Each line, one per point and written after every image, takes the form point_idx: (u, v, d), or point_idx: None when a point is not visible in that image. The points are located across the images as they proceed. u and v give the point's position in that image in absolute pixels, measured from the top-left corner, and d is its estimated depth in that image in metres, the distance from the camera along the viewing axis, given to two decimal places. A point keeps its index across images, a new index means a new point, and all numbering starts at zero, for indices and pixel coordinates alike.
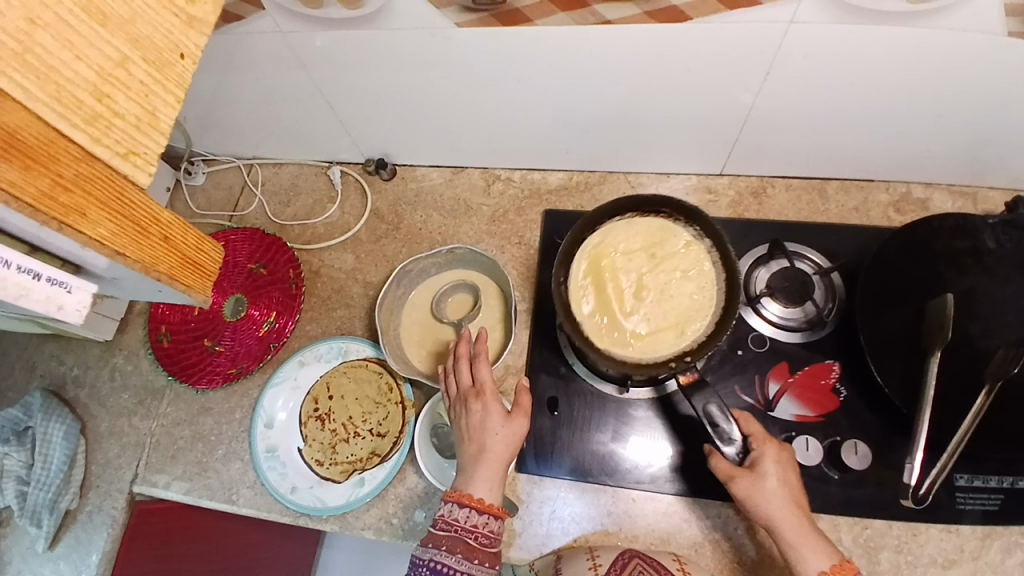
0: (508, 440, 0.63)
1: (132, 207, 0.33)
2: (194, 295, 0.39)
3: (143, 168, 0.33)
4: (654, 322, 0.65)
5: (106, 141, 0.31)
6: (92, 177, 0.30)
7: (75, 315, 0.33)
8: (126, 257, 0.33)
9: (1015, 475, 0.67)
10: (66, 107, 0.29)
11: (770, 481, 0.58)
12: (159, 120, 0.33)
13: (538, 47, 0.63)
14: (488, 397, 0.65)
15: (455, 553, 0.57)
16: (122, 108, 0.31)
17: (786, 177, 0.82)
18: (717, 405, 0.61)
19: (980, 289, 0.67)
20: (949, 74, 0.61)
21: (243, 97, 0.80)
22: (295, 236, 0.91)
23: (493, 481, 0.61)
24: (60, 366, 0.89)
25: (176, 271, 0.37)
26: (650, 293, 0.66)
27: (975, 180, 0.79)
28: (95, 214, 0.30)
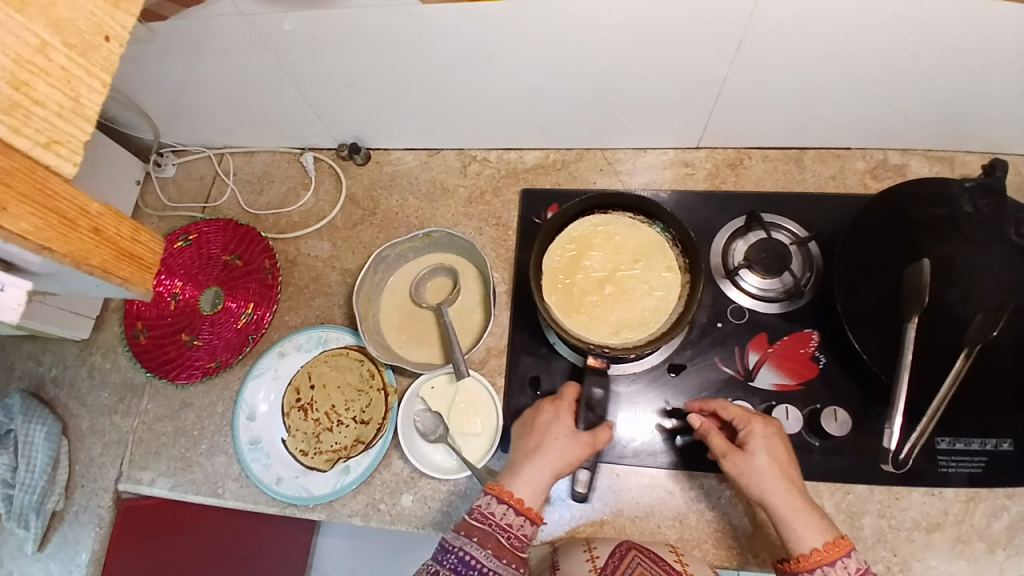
0: (566, 449, 0.62)
1: (56, 198, 0.32)
2: (134, 289, 0.38)
3: (68, 159, 0.32)
4: (603, 311, 0.70)
5: (26, 130, 0.31)
6: (11, 170, 0.30)
7: (12, 315, 0.33)
8: (54, 251, 0.32)
9: (997, 437, 0.69)
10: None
11: (760, 457, 0.58)
12: (85, 105, 0.33)
13: (508, 21, 0.62)
14: (565, 406, 0.65)
15: (484, 548, 0.57)
16: (42, 96, 0.31)
17: (763, 148, 0.82)
18: (602, 393, 0.65)
19: (958, 257, 0.67)
20: (926, 38, 0.60)
21: (208, 85, 0.78)
22: (269, 225, 0.89)
23: (539, 485, 0.60)
24: (38, 367, 0.87)
25: (111, 264, 0.36)
26: (614, 298, 0.70)
27: (953, 144, 0.78)
28: (15, 208, 0.30)
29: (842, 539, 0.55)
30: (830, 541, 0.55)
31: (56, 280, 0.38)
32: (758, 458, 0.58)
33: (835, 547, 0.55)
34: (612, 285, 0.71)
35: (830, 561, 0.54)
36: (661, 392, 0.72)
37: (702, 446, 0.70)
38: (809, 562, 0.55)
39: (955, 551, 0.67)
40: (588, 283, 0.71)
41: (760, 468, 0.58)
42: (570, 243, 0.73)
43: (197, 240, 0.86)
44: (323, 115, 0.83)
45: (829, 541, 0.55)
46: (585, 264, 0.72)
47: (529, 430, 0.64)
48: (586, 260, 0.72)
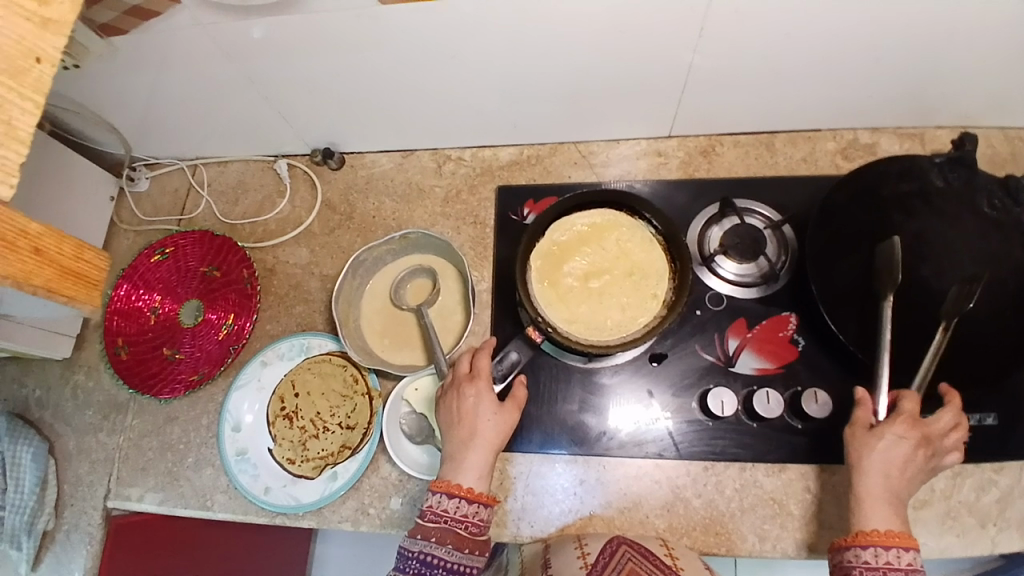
0: (499, 426, 0.64)
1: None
2: (81, 307, 0.37)
3: (4, 180, 0.33)
4: (582, 305, 0.69)
5: None
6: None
7: None
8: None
9: (980, 412, 0.70)
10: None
11: (886, 440, 0.59)
12: (18, 129, 0.34)
13: (470, 19, 0.62)
14: (485, 385, 0.66)
15: (445, 544, 0.58)
16: None
17: (734, 134, 0.82)
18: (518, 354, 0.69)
19: (929, 231, 0.67)
20: (884, 16, 0.61)
21: (173, 98, 0.77)
22: (247, 235, 0.89)
23: (482, 469, 0.62)
24: (22, 389, 0.87)
25: (54, 284, 0.35)
26: (588, 308, 0.69)
27: (922, 121, 0.79)
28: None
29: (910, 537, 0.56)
30: (898, 532, 0.56)
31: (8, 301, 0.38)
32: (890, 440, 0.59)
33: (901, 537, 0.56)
34: (596, 282, 0.70)
35: (886, 545, 0.56)
36: (645, 382, 0.72)
37: (687, 433, 0.70)
38: (867, 538, 0.56)
39: (944, 526, 0.68)
40: (574, 274, 0.71)
41: (883, 450, 0.59)
42: (565, 238, 0.72)
43: (174, 252, 0.86)
44: (294, 122, 0.82)
45: (897, 531, 0.56)
46: (576, 256, 0.71)
47: (455, 416, 0.64)
48: (578, 253, 0.71)
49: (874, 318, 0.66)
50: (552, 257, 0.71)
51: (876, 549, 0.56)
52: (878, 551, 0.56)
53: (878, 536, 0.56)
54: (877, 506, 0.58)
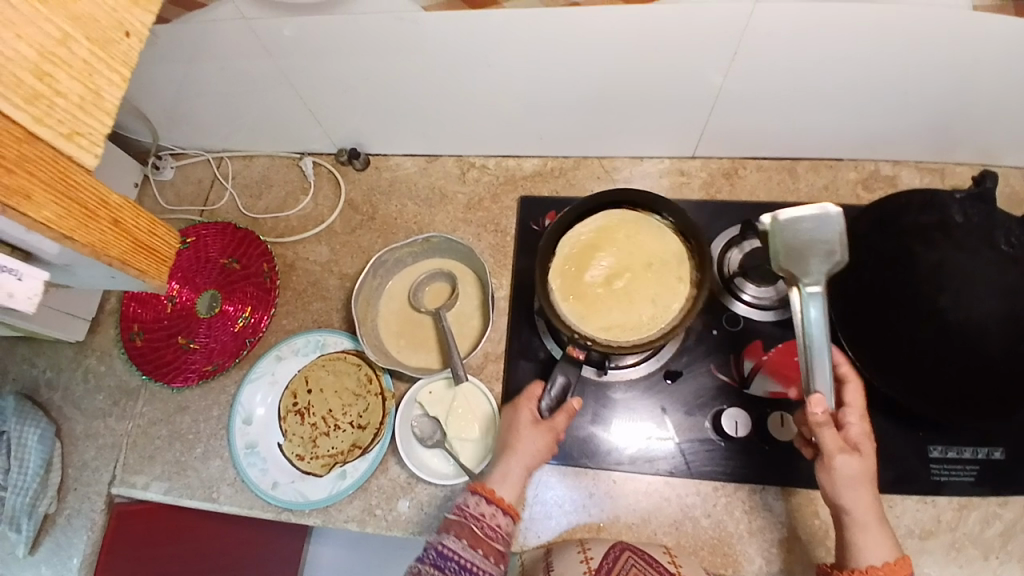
0: (537, 443, 0.65)
1: (78, 188, 0.32)
2: (149, 281, 0.38)
3: (89, 150, 0.31)
4: (608, 305, 0.69)
5: (49, 121, 0.30)
6: (34, 158, 0.29)
7: (27, 305, 0.31)
8: (74, 241, 0.31)
9: (989, 446, 0.71)
10: (5, 85, 0.28)
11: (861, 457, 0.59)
12: (105, 100, 0.32)
13: (509, 29, 0.63)
14: (525, 402, 0.68)
15: (460, 539, 0.59)
16: (64, 88, 0.30)
17: (757, 158, 0.83)
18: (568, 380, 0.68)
19: (950, 263, 0.65)
20: (916, 50, 0.62)
21: (208, 89, 0.78)
22: (268, 229, 0.89)
23: (515, 478, 0.63)
24: (32, 369, 0.87)
25: (128, 256, 0.35)
26: (619, 307, 0.69)
27: (942, 156, 0.80)
28: (40, 197, 0.29)
29: (903, 560, 0.57)
30: (894, 560, 0.57)
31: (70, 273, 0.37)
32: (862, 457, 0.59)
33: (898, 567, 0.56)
34: (616, 278, 0.70)
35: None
36: (659, 399, 0.72)
37: (698, 452, 0.70)
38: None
39: (948, 557, 0.68)
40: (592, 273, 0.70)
41: (859, 471, 0.59)
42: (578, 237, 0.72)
43: (195, 243, 0.86)
44: (324, 121, 0.83)
45: (893, 560, 0.57)
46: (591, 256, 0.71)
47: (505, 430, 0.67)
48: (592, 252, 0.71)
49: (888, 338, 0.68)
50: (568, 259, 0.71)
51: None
52: None
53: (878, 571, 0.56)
54: (873, 534, 0.58)
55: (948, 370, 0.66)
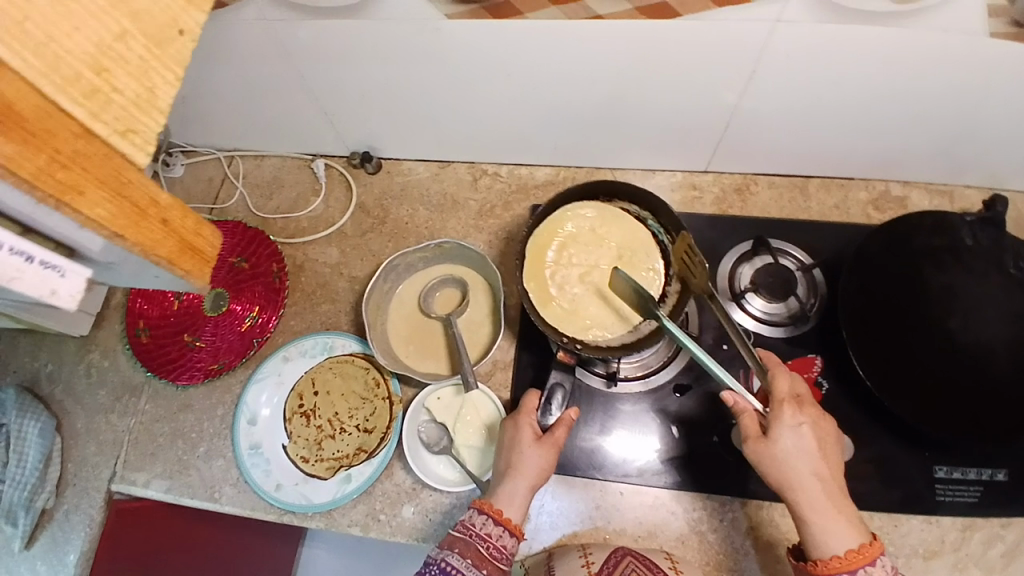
0: (539, 459, 0.63)
1: (130, 187, 0.29)
2: (196, 284, 0.34)
3: (142, 149, 0.30)
4: (588, 308, 0.71)
5: (104, 117, 0.28)
6: (90, 155, 0.28)
7: (70, 304, 0.28)
8: (124, 241, 0.29)
9: (992, 468, 0.70)
10: (64, 80, 0.27)
11: (783, 444, 0.56)
12: (159, 98, 0.30)
13: (528, 40, 0.63)
14: (525, 417, 0.66)
15: (465, 558, 0.58)
16: (120, 84, 0.28)
17: (770, 175, 0.84)
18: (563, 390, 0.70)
19: (959, 287, 0.67)
20: (931, 75, 0.62)
21: (225, 88, 0.78)
22: (278, 230, 0.89)
23: (519, 498, 0.61)
24: (34, 363, 0.86)
25: (177, 257, 0.32)
26: (598, 298, 0.71)
27: (952, 179, 0.81)
28: (93, 193, 0.28)
29: (871, 545, 0.54)
30: (858, 548, 0.54)
31: (113, 270, 0.36)
32: (785, 445, 0.56)
33: (859, 556, 0.53)
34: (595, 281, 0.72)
35: (849, 570, 0.53)
36: (667, 413, 0.72)
37: (705, 467, 0.70)
38: (827, 567, 0.54)
39: None
40: (572, 276, 0.72)
41: (785, 459, 0.56)
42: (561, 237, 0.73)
43: None
44: (339, 123, 0.83)
45: (857, 549, 0.54)
46: (573, 257, 0.72)
47: (504, 447, 0.65)
48: (575, 254, 0.72)
49: (904, 357, 0.67)
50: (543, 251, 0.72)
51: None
52: None
53: (839, 563, 0.53)
54: (826, 523, 0.55)
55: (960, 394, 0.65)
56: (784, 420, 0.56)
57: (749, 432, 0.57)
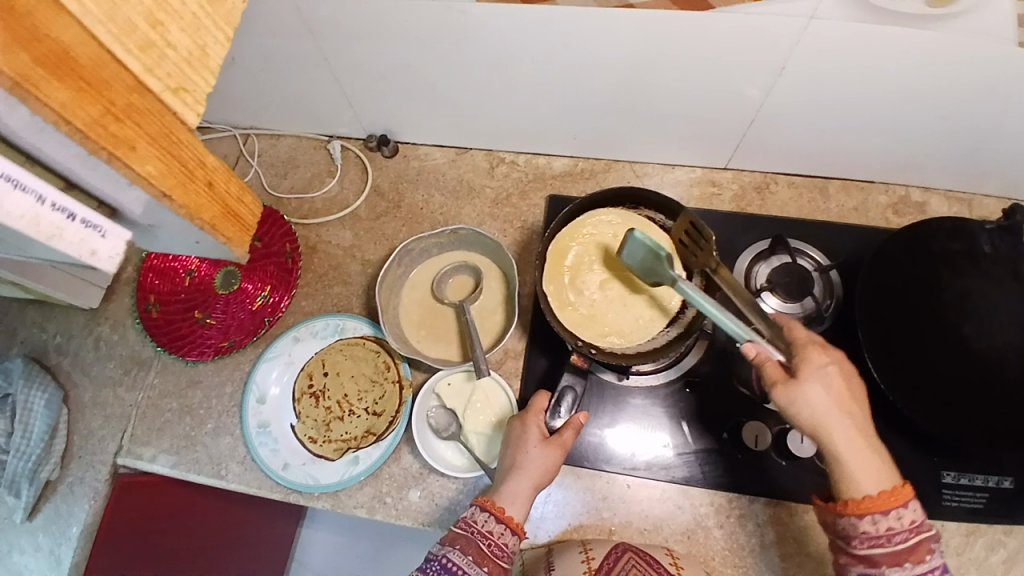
0: (543, 459, 0.63)
1: (180, 147, 0.30)
2: (234, 250, 0.36)
3: (192, 108, 0.29)
4: (605, 314, 0.71)
5: (158, 72, 0.28)
6: (143, 111, 0.27)
7: (109, 265, 0.29)
8: (171, 200, 0.30)
9: (999, 475, 0.70)
10: (121, 30, 0.26)
11: (812, 387, 0.54)
12: (210, 58, 0.29)
13: (554, 26, 0.62)
14: (532, 417, 0.66)
15: (467, 555, 0.58)
16: (174, 40, 0.28)
17: (789, 174, 0.83)
18: (574, 394, 0.68)
19: (976, 292, 0.68)
20: (961, 79, 0.62)
21: (246, 64, 0.77)
22: (292, 210, 0.89)
23: (521, 496, 0.61)
24: (42, 334, 0.86)
25: (218, 222, 0.34)
26: (617, 307, 0.71)
27: (971, 186, 0.80)
28: (144, 149, 0.28)
29: (904, 488, 0.52)
30: (890, 489, 0.52)
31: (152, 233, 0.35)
32: (812, 386, 0.54)
33: (891, 497, 0.51)
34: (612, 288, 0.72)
35: (884, 511, 0.51)
36: (678, 408, 0.72)
37: (714, 463, 0.70)
38: (861, 507, 0.52)
39: None
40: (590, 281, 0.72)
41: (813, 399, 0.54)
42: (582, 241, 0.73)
43: None
44: (357, 104, 0.83)
45: (889, 490, 0.52)
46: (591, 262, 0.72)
47: (509, 444, 0.66)
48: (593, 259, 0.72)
49: (919, 360, 0.66)
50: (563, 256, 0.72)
51: (875, 517, 0.51)
52: (877, 519, 0.51)
53: (873, 502, 0.51)
54: (858, 461, 0.53)
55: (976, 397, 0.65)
56: (810, 362, 0.55)
57: (773, 378, 0.55)
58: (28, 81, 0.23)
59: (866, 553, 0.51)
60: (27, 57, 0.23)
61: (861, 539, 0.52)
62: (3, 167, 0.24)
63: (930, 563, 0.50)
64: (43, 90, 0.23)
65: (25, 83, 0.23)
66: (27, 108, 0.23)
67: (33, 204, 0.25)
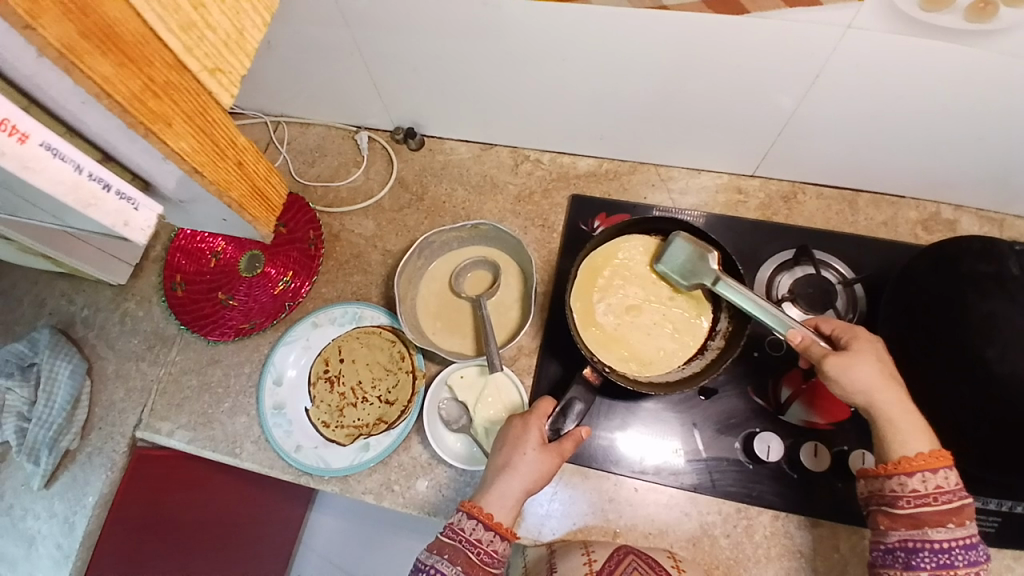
0: (536, 465, 0.63)
1: (213, 125, 0.31)
2: (259, 228, 0.38)
3: (227, 88, 0.30)
4: (626, 339, 0.70)
5: (197, 52, 0.28)
6: (181, 89, 0.29)
7: (141, 236, 0.30)
8: (202, 176, 0.31)
9: (1013, 500, 0.69)
10: (164, 8, 0.27)
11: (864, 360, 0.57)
12: (247, 41, 0.30)
13: (585, 25, 0.62)
14: (534, 419, 0.65)
15: (455, 565, 0.58)
16: (215, 22, 0.28)
17: (818, 185, 0.82)
18: (581, 406, 0.67)
19: (1001, 315, 0.62)
20: (1000, 97, 0.60)
21: (280, 52, 0.78)
22: (317, 198, 0.90)
23: (507, 501, 0.61)
24: (71, 306, 0.88)
25: (245, 200, 0.35)
26: (640, 334, 0.70)
27: (1004, 206, 0.78)
28: (179, 126, 0.29)
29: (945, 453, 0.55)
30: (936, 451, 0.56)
31: (182, 209, 0.36)
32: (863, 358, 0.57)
33: (937, 458, 0.55)
34: (637, 317, 0.71)
35: (932, 469, 0.54)
36: (690, 415, 0.72)
37: (725, 471, 0.69)
38: (911, 466, 0.55)
39: None
40: (616, 304, 0.71)
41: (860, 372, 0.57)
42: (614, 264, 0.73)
43: None
44: (386, 96, 0.83)
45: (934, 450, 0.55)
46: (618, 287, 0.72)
47: (501, 443, 0.65)
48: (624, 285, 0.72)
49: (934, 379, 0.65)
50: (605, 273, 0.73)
51: (924, 475, 0.54)
52: (927, 477, 0.55)
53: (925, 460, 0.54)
54: (903, 427, 0.56)
55: (979, 423, 0.63)
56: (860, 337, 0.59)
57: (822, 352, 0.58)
58: (73, 53, 0.24)
59: (913, 512, 0.55)
60: (74, 29, 0.23)
61: (909, 498, 0.55)
62: (45, 137, 0.25)
63: (969, 527, 0.54)
64: (87, 63, 0.24)
65: (71, 55, 0.23)
66: (72, 79, 0.24)
67: (72, 172, 0.26)
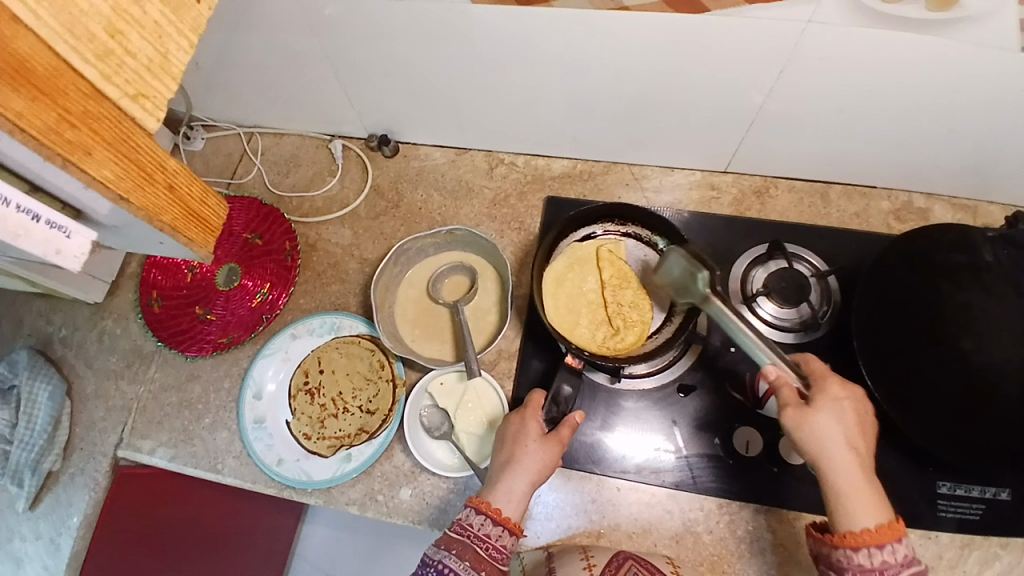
0: (542, 457, 0.63)
1: (138, 151, 0.31)
2: (196, 250, 0.38)
3: (153, 114, 0.31)
4: (593, 325, 0.72)
5: (117, 79, 0.29)
6: (99, 118, 0.29)
7: (73, 263, 0.31)
8: (129, 203, 0.31)
9: (995, 486, 0.68)
10: (77, 40, 0.27)
11: (822, 415, 0.56)
12: (173, 65, 0.31)
13: (549, 29, 0.63)
14: (530, 413, 0.66)
15: (462, 559, 0.57)
16: (135, 48, 0.29)
17: (791, 178, 0.82)
18: (569, 390, 0.68)
19: (977, 306, 0.64)
20: (963, 88, 0.61)
21: (249, 63, 0.78)
22: (292, 209, 0.90)
23: (516, 495, 0.61)
24: (48, 326, 0.87)
25: (179, 223, 0.35)
26: (605, 318, 0.72)
27: (977, 194, 0.78)
28: (100, 154, 0.29)
29: (896, 524, 0.53)
30: (885, 523, 0.53)
31: (119, 232, 0.36)
32: (824, 417, 0.56)
33: (886, 530, 0.53)
34: (600, 304, 0.73)
35: (879, 544, 0.52)
36: (670, 412, 0.72)
37: (706, 468, 0.70)
38: (856, 540, 0.53)
39: None
40: (577, 294, 0.74)
41: (821, 428, 0.56)
42: (568, 256, 0.75)
43: None
44: (358, 104, 0.83)
45: (885, 523, 0.53)
46: (576, 278, 0.74)
47: (504, 441, 0.65)
48: (584, 274, 0.74)
49: (916, 370, 0.64)
50: (554, 278, 0.74)
51: (871, 551, 0.52)
52: (873, 552, 0.53)
53: (871, 535, 0.53)
54: (854, 497, 0.54)
55: (959, 412, 0.63)
56: (826, 394, 0.58)
57: (788, 401, 0.58)
58: None
59: None
60: None
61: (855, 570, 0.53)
62: None
63: None
64: None
65: None
66: None
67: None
